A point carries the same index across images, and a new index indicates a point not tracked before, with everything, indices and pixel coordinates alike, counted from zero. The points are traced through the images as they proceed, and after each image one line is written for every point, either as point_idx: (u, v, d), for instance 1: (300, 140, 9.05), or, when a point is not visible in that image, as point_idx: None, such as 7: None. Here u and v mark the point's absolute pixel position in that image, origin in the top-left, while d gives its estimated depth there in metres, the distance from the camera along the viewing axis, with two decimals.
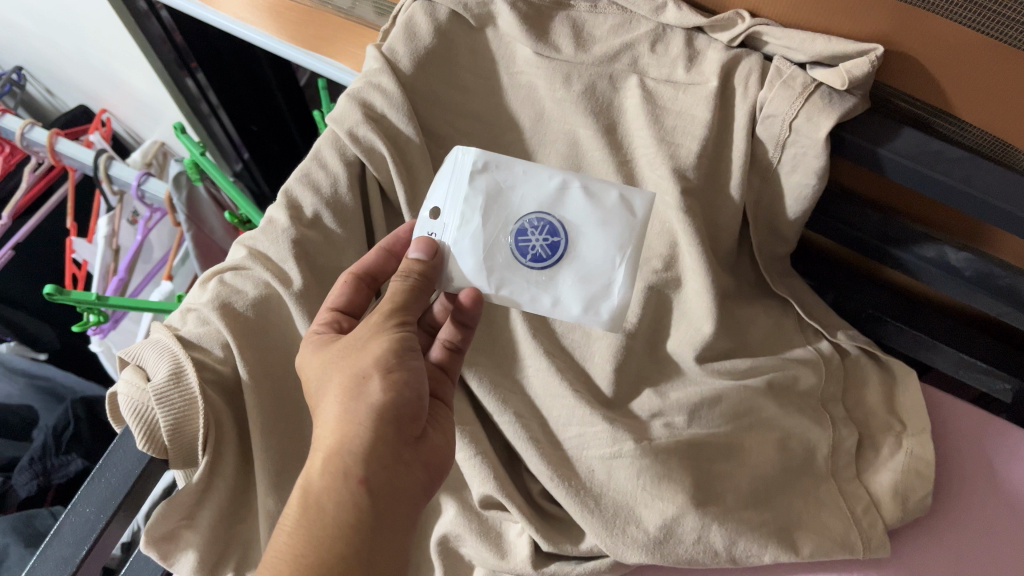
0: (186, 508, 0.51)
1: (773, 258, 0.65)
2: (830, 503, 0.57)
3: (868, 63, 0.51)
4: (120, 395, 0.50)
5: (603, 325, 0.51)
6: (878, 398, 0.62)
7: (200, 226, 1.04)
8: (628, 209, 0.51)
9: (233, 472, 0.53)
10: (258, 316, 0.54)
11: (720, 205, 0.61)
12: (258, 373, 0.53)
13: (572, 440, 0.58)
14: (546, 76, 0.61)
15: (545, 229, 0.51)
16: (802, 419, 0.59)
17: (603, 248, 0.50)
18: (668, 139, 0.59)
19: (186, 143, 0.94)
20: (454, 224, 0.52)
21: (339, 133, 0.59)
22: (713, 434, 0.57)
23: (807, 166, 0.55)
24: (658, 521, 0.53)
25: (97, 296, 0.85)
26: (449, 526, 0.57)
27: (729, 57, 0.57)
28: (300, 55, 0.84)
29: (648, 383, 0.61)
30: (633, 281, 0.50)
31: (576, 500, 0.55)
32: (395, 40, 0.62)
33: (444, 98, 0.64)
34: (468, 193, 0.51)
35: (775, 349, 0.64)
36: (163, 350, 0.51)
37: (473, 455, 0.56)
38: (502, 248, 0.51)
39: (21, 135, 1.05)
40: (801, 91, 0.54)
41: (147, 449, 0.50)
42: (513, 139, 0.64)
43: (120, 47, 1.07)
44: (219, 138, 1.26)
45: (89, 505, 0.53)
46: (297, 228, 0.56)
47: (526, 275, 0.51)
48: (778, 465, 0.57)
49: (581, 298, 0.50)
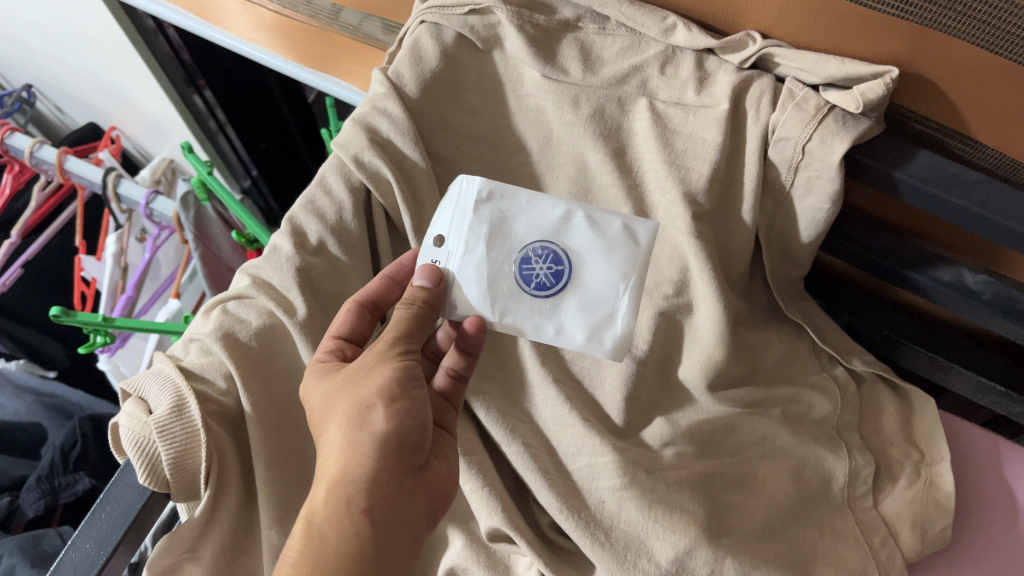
0: (188, 542, 0.50)
1: (787, 283, 0.64)
2: (847, 535, 0.55)
3: (883, 85, 0.50)
4: (122, 428, 0.49)
5: (607, 354, 0.49)
6: (895, 423, 0.61)
7: (209, 246, 1.03)
8: (632, 238, 0.50)
9: (236, 505, 0.53)
10: (262, 346, 0.53)
11: (732, 229, 0.60)
12: (262, 404, 0.52)
13: (582, 470, 0.56)
14: (554, 100, 0.60)
15: (549, 257, 0.50)
16: (817, 447, 0.58)
17: (607, 276, 0.49)
18: (679, 163, 0.58)
19: (194, 162, 0.94)
20: (458, 252, 0.51)
21: (344, 158, 0.58)
22: (727, 463, 0.57)
23: (820, 190, 0.54)
24: (670, 554, 0.51)
25: (103, 318, 0.84)
26: (456, 559, 0.56)
27: (741, 79, 0.56)
28: (306, 73, 0.85)
29: (659, 412, 0.60)
30: (637, 309, 0.50)
31: (586, 533, 0.53)
32: (401, 64, 0.61)
33: (450, 122, 0.63)
34: (473, 222, 0.50)
35: (790, 376, 0.62)
36: (165, 381, 0.51)
37: (480, 487, 0.55)
38: (506, 277, 0.50)
39: (30, 153, 1.04)
40: (814, 114, 0.52)
41: (148, 484, 0.49)
42: (520, 162, 0.63)
43: (128, 66, 1.07)
44: (228, 155, 1.27)
45: (90, 540, 0.52)
46: (301, 256, 0.55)
47: (529, 304, 0.50)
48: (792, 496, 0.56)
49: (584, 327, 0.49)
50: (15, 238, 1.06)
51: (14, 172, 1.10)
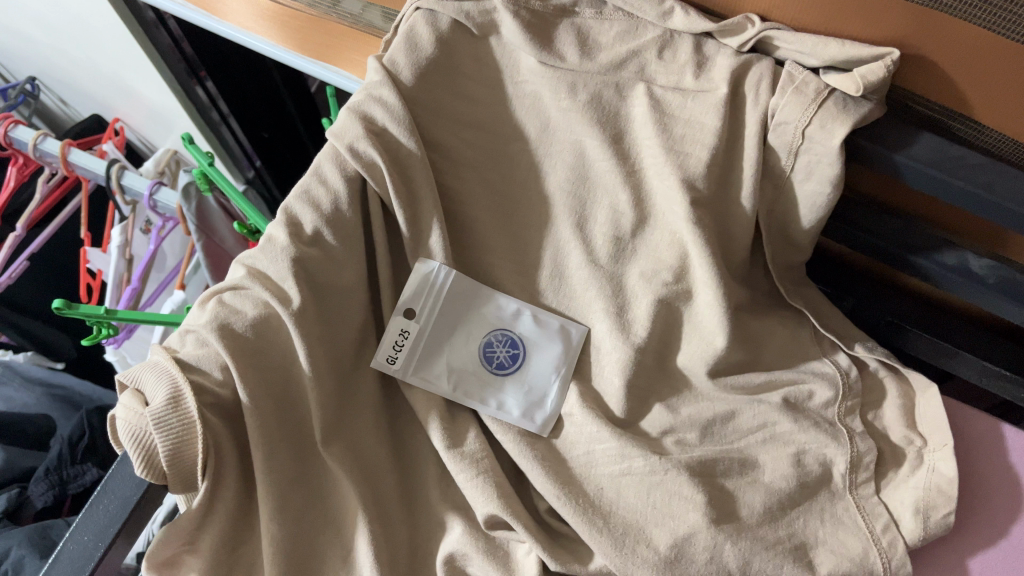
0: (187, 534, 0.51)
1: (788, 268, 0.63)
2: (848, 522, 0.55)
3: (883, 68, 0.50)
4: (118, 419, 0.49)
5: (536, 429, 0.60)
6: (895, 414, 0.59)
7: (211, 238, 1.03)
8: (565, 337, 0.61)
9: (235, 496, 0.53)
10: (257, 336, 0.53)
11: (732, 215, 0.59)
12: (258, 395, 0.52)
13: (580, 458, 0.58)
14: (551, 86, 0.59)
15: (507, 342, 0.62)
16: (819, 433, 0.57)
17: (544, 372, 0.61)
18: (677, 148, 0.57)
19: (194, 155, 0.94)
20: (434, 307, 0.60)
21: (339, 148, 0.57)
22: (723, 451, 0.57)
23: (821, 174, 0.54)
24: (669, 540, 0.52)
25: (106, 310, 0.84)
26: (456, 544, 0.55)
27: (739, 63, 0.55)
28: (305, 63, 0.83)
29: (657, 398, 0.60)
30: (565, 395, 0.61)
31: (583, 518, 0.54)
32: (395, 51, 0.60)
33: (447, 110, 0.62)
34: (453, 279, 0.60)
35: (792, 362, 0.61)
36: (161, 373, 0.50)
37: (474, 475, 0.56)
38: (472, 342, 0.62)
39: (34, 146, 1.03)
40: (814, 97, 0.52)
41: (145, 476, 0.49)
42: (518, 150, 0.62)
43: (128, 58, 1.07)
44: (231, 147, 1.27)
45: (87, 533, 0.52)
46: (296, 246, 0.54)
47: (486, 374, 0.61)
48: (794, 483, 0.55)
49: (521, 404, 0.60)
50: (21, 232, 1.05)
51: (18, 165, 1.09)
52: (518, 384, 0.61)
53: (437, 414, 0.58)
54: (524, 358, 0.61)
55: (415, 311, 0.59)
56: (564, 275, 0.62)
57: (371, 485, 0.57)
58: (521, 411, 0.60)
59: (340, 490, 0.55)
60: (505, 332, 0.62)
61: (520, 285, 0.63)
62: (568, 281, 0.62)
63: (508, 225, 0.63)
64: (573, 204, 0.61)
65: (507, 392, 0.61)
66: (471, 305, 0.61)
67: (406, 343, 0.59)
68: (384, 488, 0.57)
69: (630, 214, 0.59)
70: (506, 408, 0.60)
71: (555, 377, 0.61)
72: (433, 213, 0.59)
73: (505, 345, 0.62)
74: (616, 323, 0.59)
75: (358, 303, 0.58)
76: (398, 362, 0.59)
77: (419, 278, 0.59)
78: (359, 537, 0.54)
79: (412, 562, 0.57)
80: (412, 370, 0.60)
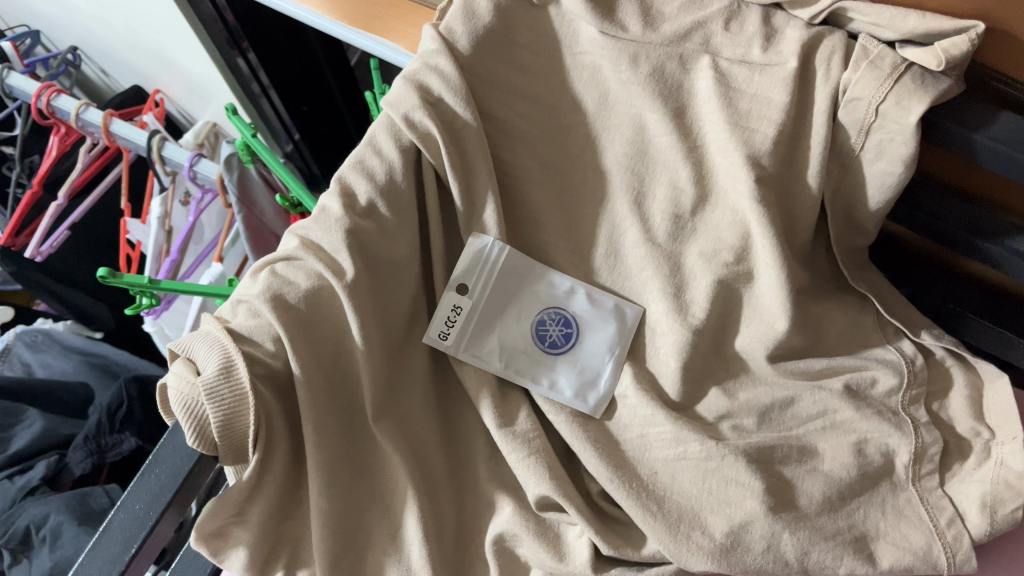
0: (236, 506, 0.50)
1: (851, 252, 0.61)
2: (910, 514, 0.53)
3: (967, 42, 0.47)
4: (170, 389, 0.49)
5: (589, 410, 0.58)
6: (961, 405, 0.56)
7: (251, 210, 1.02)
8: (620, 317, 0.60)
9: (284, 468, 0.52)
10: (310, 308, 0.52)
11: (797, 195, 0.57)
12: (310, 367, 0.51)
13: (634, 441, 0.57)
14: (611, 58, 0.57)
15: (561, 321, 0.60)
16: (882, 422, 0.55)
17: (598, 352, 0.60)
18: (742, 124, 0.55)
19: (239, 125, 0.90)
20: (487, 283, 0.59)
21: (394, 118, 0.56)
22: (782, 438, 0.55)
23: (893, 153, 0.51)
24: (725, 527, 0.51)
25: (149, 279, 0.83)
26: (505, 524, 0.54)
27: (810, 36, 0.53)
28: (356, 36, 0.80)
29: (713, 381, 0.59)
30: (619, 376, 0.59)
31: (637, 503, 0.53)
32: (452, 19, 0.59)
33: (503, 80, 0.60)
34: (506, 255, 0.59)
35: (855, 349, 0.59)
36: (213, 343, 0.50)
37: (525, 455, 0.55)
38: (525, 320, 0.60)
39: (74, 116, 1.00)
40: (890, 72, 0.50)
41: (196, 446, 0.49)
42: (576, 123, 0.61)
43: (171, 28, 1.06)
44: (270, 118, 1.25)
45: (137, 503, 0.52)
46: (351, 217, 0.53)
47: (539, 354, 0.60)
48: (855, 472, 0.53)
49: (575, 385, 0.59)
50: (61, 202, 1.04)
51: (60, 134, 1.07)
52: (571, 363, 0.60)
53: (488, 393, 0.57)
54: (577, 337, 0.60)
55: (468, 287, 0.58)
56: (619, 254, 0.60)
57: (419, 462, 0.56)
58: (573, 391, 0.59)
59: (389, 466, 0.54)
60: (558, 310, 0.60)
61: (574, 263, 0.62)
62: (623, 260, 0.60)
63: (563, 201, 0.62)
64: (630, 180, 0.59)
65: (560, 373, 0.60)
66: (524, 282, 0.60)
67: (459, 318, 0.58)
68: (433, 465, 0.57)
69: (691, 191, 0.57)
70: (558, 387, 0.59)
71: (609, 357, 0.59)
72: (488, 186, 0.58)
73: (559, 324, 0.61)
74: (674, 304, 0.57)
75: (410, 277, 0.57)
76: (450, 338, 0.58)
77: (473, 253, 0.58)
78: (408, 514, 0.53)
79: (459, 541, 0.56)
80: (464, 346, 0.59)
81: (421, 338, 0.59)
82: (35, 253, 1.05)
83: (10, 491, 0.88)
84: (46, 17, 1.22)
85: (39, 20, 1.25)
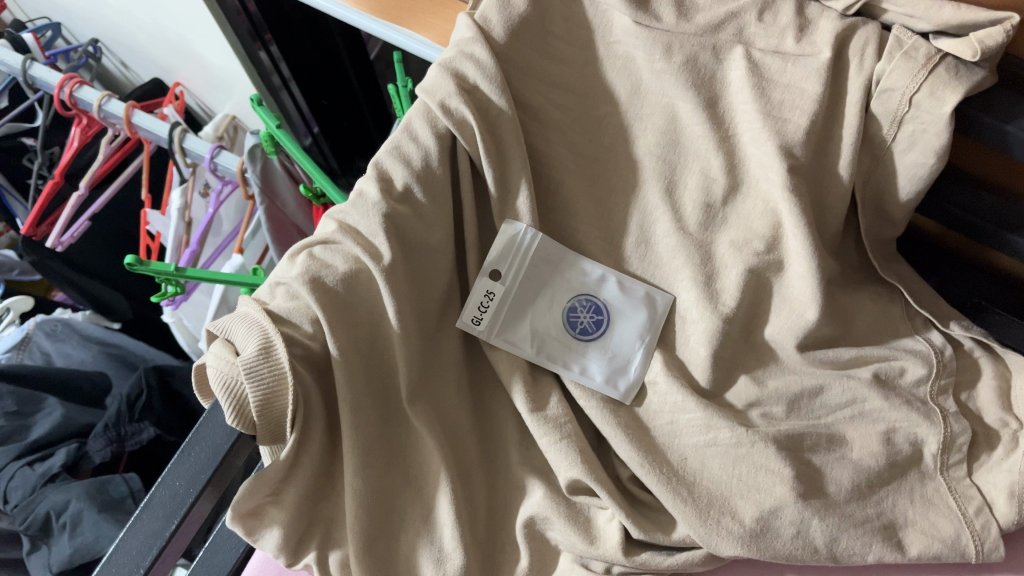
0: (273, 485, 0.51)
1: (881, 243, 0.61)
2: (938, 503, 0.53)
3: (1002, 33, 0.47)
4: (209, 368, 0.49)
5: (619, 396, 0.59)
6: (990, 395, 0.56)
7: (274, 201, 1.03)
8: (651, 305, 0.60)
9: (320, 449, 0.53)
10: (348, 291, 0.52)
11: (829, 186, 0.57)
12: (347, 349, 0.52)
13: (664, 428, 0.58)
14: (645, 47, 0.58)
15: (592, 308, 0.61)
16: (910, 412, 0.55)
17: (628, 338, 0.60)
18: (775, 114, 0.55)
19: (263, 115, 0.90)
20: (519, 269, 0.60)
21: (430, 105, 0.57)
22: (812, 426, 0.56)
23: (926, 144, 0.52)
24: (755, 513, 0.51)
25: (175, 267, 0.83)
26: (536, 508, 0.55)
27: (844, 26, 0.53)
28: (367, 23, 0.77)
29: (742, 369, 0.59)
30: (649, 363, 0.60)
31: (667, 488, 0.54)
32: (487, 8, 0.59)
33: (537, 69, 0.61)
34: (539, 242, 0.59)
35: (884, 339, 0.60)
36: (252, 324, 0.50)
37: (557, 440, 0.55)
38: (557, 307, 0.61)
39: (98, 107, 1.00)
40: (925, 63, 0.50)
41: (235, 425, 0.49)
42: (608, 112, 0.61)
43: (195, 19, 1.06)
44: (291, 111, 1.25)
45: (178, 479, 0.55)
46: (388, 202, 0.54)
47: (571, 341, 0.61)
48: (883, 461, 0.53)
49: (606, 371, 0.60)
50: (84, 192, 1.05)
51: (82, 125, 1.07)
52: (601, 350, 0.60)
53: (520, 377, 0.58)
54: (608, 324, 0.61)
55: (501, 273, 0.59)
56: (650, 242, 0.61)
57: (451, 445, 0.57)
58: (604, 377, 0.59)
59: (423, 448, 0.55)
60: (589, 298, 0.61)
61: (605, 251, 0.63)
62: (654, 249, 0.61)
63: (595, 190, 0.63)
64: (661, 169, 0.60)
65: (591, 359, 0.60)
66: (556, 269, 0.61)
67: (491, 304, 0.59)
68: (465, 449, 0.58)
69: (723, 180, 0.58)
70: (589, 373, 0.60)
71: (640, 344, 0.60)
72: (522, 173, 0.58)
73: (590, 311, 0.61)
74: (704, 292, 0.58)
75: (445, 263, 0.58)
76: (482, 323, 0.59)
77: (506, 240, 0.59)
78: (441, 496, 0.54)
79: (490, 524, 0.56)
80: (496, 331, 0.60)
81: (454, 324, 0.60)
82: (56, 243, 1.06)
83: (31, 477, 0.87)
84: (68, 8, 1.23)
85: (62, 12, 1.25)
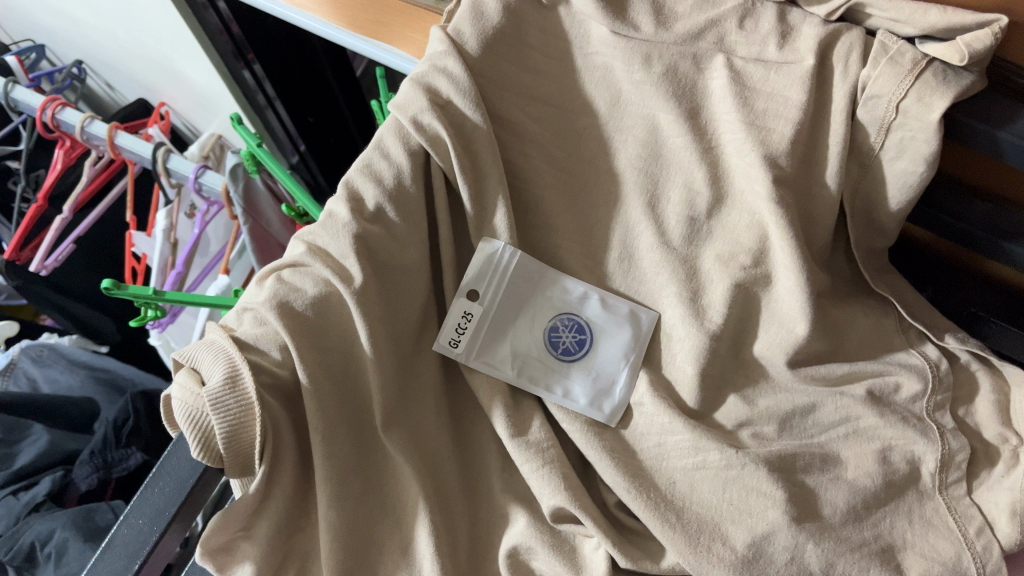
0: (244, 519, 0.49)
1: (872, 254, 0.59)
2: (938, 524, 0.50)
3: (991, 35, 0.45)
4: (174, 400, 0.47)
5: (603, 418, 0.57)
6: (988, 409, 0.54)
7: (258, 220, 1.00)
8: (635, 322, 0.59)
9: (293, 480, 0.51)
10: (318, 314, 0.51)
11: (816, 196, 0.55)
12: (318, 376, 0.50)
13: (651, 450, 0.56)
14: (624, 57, 0.56)
15: (574, 328, 0.59)
16: (906, 428, 0.52)
17: (613, 358, 0.59)
18: (759, 124, 0.53)
19: (243, 135, 0.88)
20: (498, 288, 0.58)
21: (402, 121, 0.55)
22: (804, 446, 0.54)
23: (915, 152, 0.50)
24: (747, 538, 0.49)
25: (154, 291, 0.80)
26: (519, 537, 0.53)
27: (827, 33, 0.51)
28: (327, 29, 0.76)
29: (732, 387, 0.57)
30: (634, 383, 0.58)
31: (655, 513, 0.52)
32: (461, 20, 0.58)
33: (514, 81, 0.59)
34: (517, 261, 0.58)
35: (877, 354, 0.58)
36: (218, 352, 0.48)
37: (539, 465, 0.53)
38: (538, 326, 0.60)
39: (80, 129, 0.98)
40: (911, 68, 0.48)
41: (201, 458, 0.47)
42: (588, 125, 0.60)
43: (175, 39, 1.05)
44: (276, 130, 1.24)
45: (141, 517, 0.54)
46: (358, 222, 0.52)
47: (553, 362, 0.59)
48: (880, 481, 0.51)
49: (589, 393, 0.58)
50: (69, 214, 1.03)
51: (64, 148, 1.05)
52: (585, 370, 0.59)
53: (501, 401, 0.56)
54: (591, 343, 0.59)
55: (479, 293, 0.58)
56: (633, 258, 0.59)
57: (430, 472, 0.55)
58: (588, 399, 0.58)
59: (400, 477, 0.53)
60: (571, 316, 0.60)
61: (588, 268, 0.61)
62: (638, 265, 0.59)
63: (577, 205, 0.61)
64: (643, 182, 0.58)
65: (574, 381, 0.59)
66: (536, 287, 0.59)
67: (469, 325, 0.58)
68: (445, 476, 0.56)
69: (706, 193, 0.56)
70: (572, 395, 0.58)
71: (624, 363, 0.58)
72: (498, 190, 0.57)
73: (572, 330, 0.60)
74: (690, 309, 0.56)
75: (421, 283, 0.56)
76: (460, 345, 0.58)
77: (484, 258, 0.57)
78: (419, 527, 0.51)
79: (473, 554, 0.54)
80: (476, 353, 0.58)
81: (432, 346, 0.58)
82: (40, 267, 1.02)
83: (16, 507, 0.86)
84: (50, 30, 1.21)
85: (44, 34, 1.24)
